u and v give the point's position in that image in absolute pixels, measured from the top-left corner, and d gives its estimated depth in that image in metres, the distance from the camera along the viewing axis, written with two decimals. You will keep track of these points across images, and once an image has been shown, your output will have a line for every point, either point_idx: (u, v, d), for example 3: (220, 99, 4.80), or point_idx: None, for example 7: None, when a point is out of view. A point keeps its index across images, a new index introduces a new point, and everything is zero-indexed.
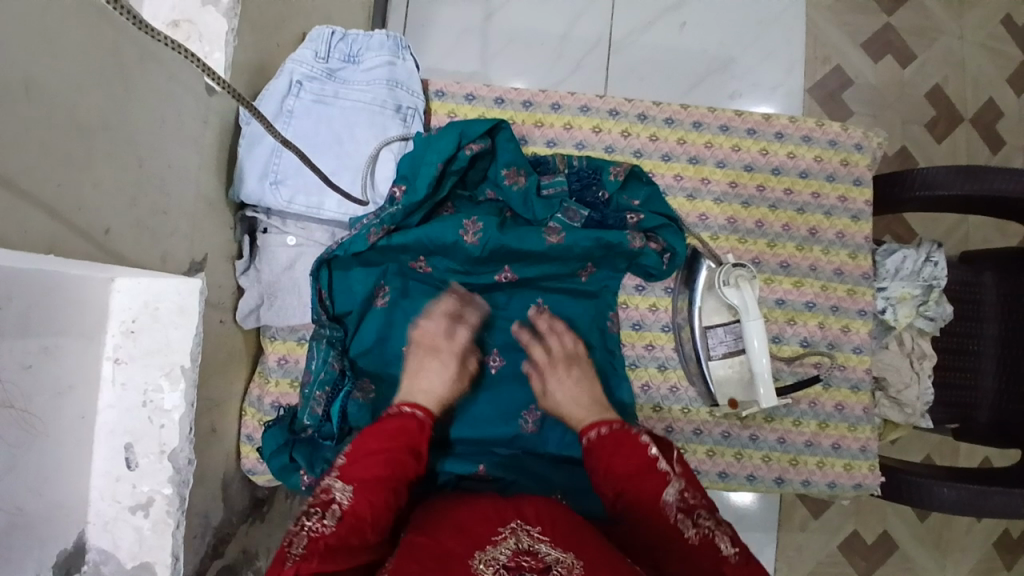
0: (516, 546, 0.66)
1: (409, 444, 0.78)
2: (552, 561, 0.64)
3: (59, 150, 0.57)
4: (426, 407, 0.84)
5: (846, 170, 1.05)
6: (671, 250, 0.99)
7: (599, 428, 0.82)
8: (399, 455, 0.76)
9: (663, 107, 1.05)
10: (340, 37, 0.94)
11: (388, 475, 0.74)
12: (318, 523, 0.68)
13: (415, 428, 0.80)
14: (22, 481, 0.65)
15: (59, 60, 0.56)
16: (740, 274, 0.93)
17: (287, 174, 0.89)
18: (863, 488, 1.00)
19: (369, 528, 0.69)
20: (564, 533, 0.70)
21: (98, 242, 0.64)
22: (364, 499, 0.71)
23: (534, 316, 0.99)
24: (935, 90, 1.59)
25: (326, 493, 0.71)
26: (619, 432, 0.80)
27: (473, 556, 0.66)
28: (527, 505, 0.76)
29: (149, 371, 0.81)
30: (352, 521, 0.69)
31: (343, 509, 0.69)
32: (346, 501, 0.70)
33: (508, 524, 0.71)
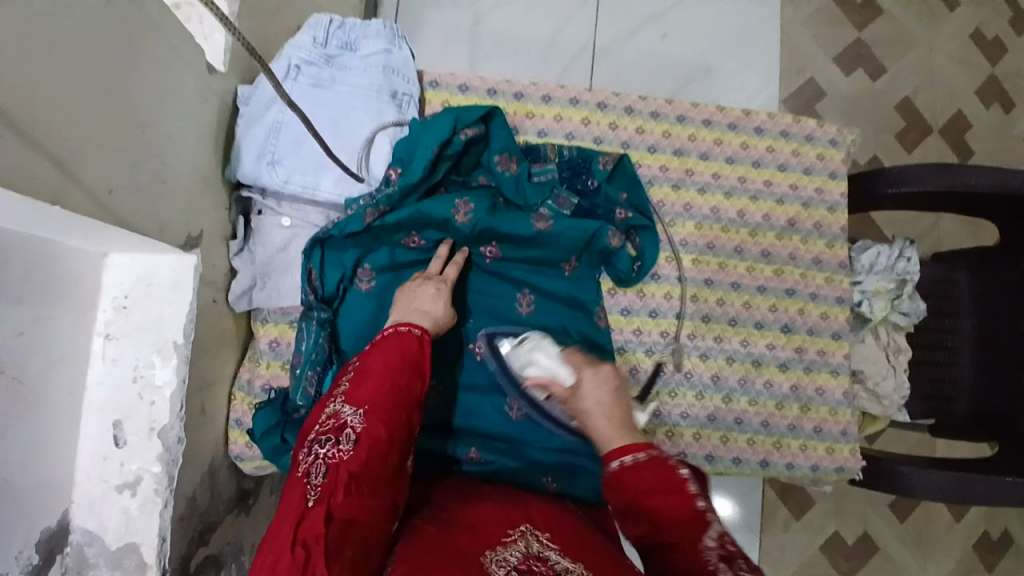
0: (527, 551, 0.62)
1: (414, 366, 0.73)
2: (563, 570, 0.59)
3: (66, 104, 0.58)
4: (422, 326, 0.79)
5: (823, 164, 1.09)
6: (642, 257, 1.03)
7: (633, 453, 0.67)
8: (401, 378, 0.71)
9: (649, 102, 1.09)
10: (337, 25, 0.97)
11: (398, 399, 0.69)
12: (334, 449, 0.64)
13: (415, 350, 0.75)
14: (6, 446, 0.63)
15: (72, 16, 0.57)
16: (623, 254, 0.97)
17: (285, 155, 0.90)
18: (845, 471, 1.03)
19: (388, 451, 0.65)
20: (572, 545, 0.66)
21: (101, 203, 0.64)
22: (376, 423, 0.66)
23: (519, 306, 0.98)
24: (904, 101, 1.67)
25: (335, 417, 0.67)
26: (658, 463, 0.65)
27: (484, 552, 0.61)
28: (536, 511, 0.73)
29: (141, 348, 0.80)
30: (368, 445, 0.64)
31: (359, 433, 0.64)
32: (360, 424, 0.65)
33: (517, 527, 0.67)
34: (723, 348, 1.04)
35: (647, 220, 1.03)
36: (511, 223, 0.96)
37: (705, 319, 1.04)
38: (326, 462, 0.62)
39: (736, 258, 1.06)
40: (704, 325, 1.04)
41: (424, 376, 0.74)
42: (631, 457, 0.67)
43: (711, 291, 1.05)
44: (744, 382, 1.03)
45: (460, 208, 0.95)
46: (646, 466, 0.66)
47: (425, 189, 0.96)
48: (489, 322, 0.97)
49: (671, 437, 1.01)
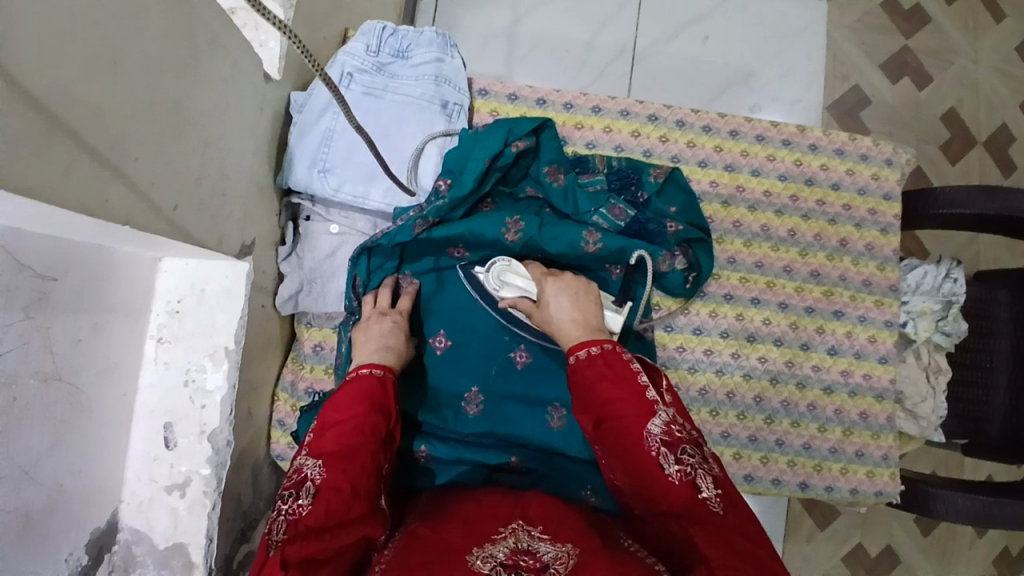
0: (515, 546, 0.65)
1: (375, 404, 0.76)
2: (550, 559, 0.63)
3: (138, 124, 0.58)
4: (383, 364, 0.83)
5: (876, 185, 1.08)
6: (697, 269, 1.02)
7: (588, 347, 0.76)
8: (364, 419, 0.74)
9: (700, 115, 1.07)
10: (390, 32, 0.96)
11: (361, 442, 0.71)
12: (295, 503, 0.65)
13: (376, 390, 0.78)
14: (65, 452, 0.64)
15: (144, 37, 0.57)
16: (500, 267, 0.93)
17: (336, 163, 0.91)
18: (884, 496, 1.02)
19: (349, 499, 0.66)
20: (563, 530, 0.69)
21: (166, 219, 0.65)
22: (336, 471, 0.67)
23: None
24: (952, 112, 1.63)
25: (297, 471, 0.68)
26: (612, 354, 0.74)
27: (469, 551, 0.63)
28: (534, 503, 0.76)
29: (193, 352, 0.81)
30: (328, 496, 0.65)
31: (318, 485, 0.66)
32: (320, 476, 0.67)
33: (509, 524, 0.71)
34: (767, 368, 1.03)
35: (699, 234, 1.00)
36: (561, 240, 0.96)
37: (751, 338, 1.04)
38: (285, 517, 0.64)
39: (784, 278, 1.05)
40: (749, 345, 1.03)
41: (388, 418, 0.77)
42: (586, 351, 0.76)
43: (757, 310, 1.04)
44: (786, 404, 1.03)
45: (511, 226, 0.95)
46: (604, 358, 0.74)
47: (473, 201, 0.96)
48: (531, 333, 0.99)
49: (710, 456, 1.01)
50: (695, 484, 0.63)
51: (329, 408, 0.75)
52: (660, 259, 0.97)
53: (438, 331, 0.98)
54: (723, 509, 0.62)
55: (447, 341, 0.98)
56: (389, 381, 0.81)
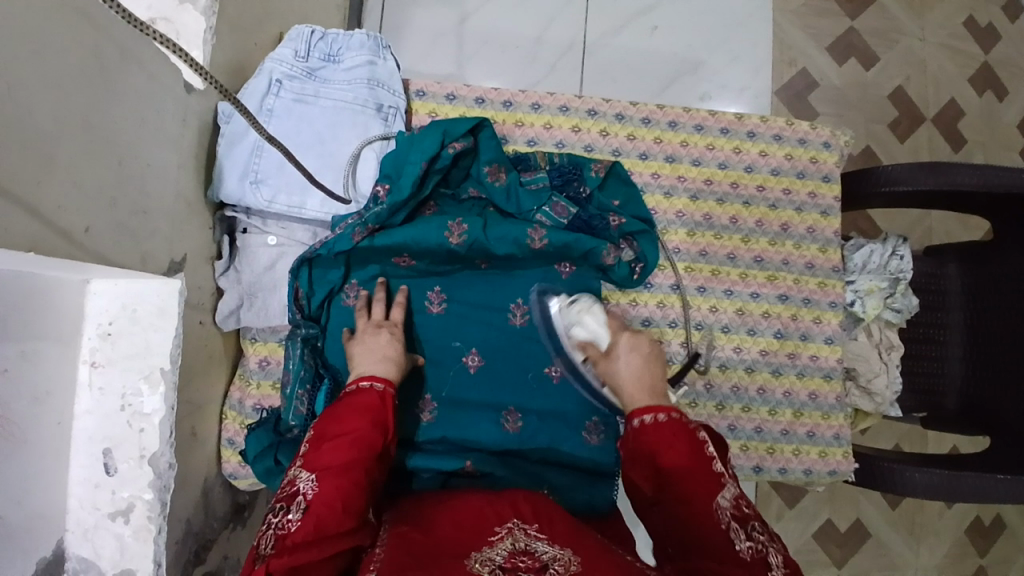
0: (512, 548, 0.64)
1: (377, 418, 0.76)
2: (549, 559, 0.62)
3: (38, 147, 0.56)
4: (384, 377, 0.82)
5: (816, 168, 1.09)
6: (643, 260, 1.02)
7: (653, 414, 0.77)
8: (364, 434, 0.73)
9: (639, 107, 1.07)
10: (319, 36, 0.95)
11: (356, 457, 0.71)
12: (284, 518, 0.65)
13: (377, 404, 0.78)
14: (1, 490, 0.62)
15: (39, 56, 0.55)
16: (581, 307, 0.95)
17: (268, 174, 0.89)
18: (838, 474, 1.04)
19: (341, 514, 0.66)
20: (562, 534, 0.68)
21: (78, 242, 0.63)
22: (329, 486, 0.67)
23: (512, 317, 0.99)
24: (897, 90, 1.65)
25: (290, 485, 0.68)
26: (678, 424, 0.75)
27: (468, 556, 0.63)
28: (521, 502, 0.74)
29: (128, 376, 0.79)
30: (318, 512, 0.65)
31: (308, 499, 0.66)
32: (311, 491, 0.67)
33: (504, 525, 0.70)
34: (717, 355, 1.04)
35: (642, 225, 1.01)
36: (504, 241, 0.96)
37: (698, 326, 1.04)
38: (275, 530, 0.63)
39: (728, 265, 1.06)
40: (698, 333, 1.04)
41: (385, 434, 0.76)
42: (653, 416, 0.77)
43: (704, 298, 1.05)
44: (736, 389, 1.04)
45: (455, 230, 0.94)
46: (672, 429, 0.76)
47: (414, 204, 0.95)
48: (481, 336, 0.98)
49: None
50: (766, 564, 0.61)
51: (328, 422, 0.74)
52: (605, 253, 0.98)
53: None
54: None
55: None
56: (390, 395, 0.80)
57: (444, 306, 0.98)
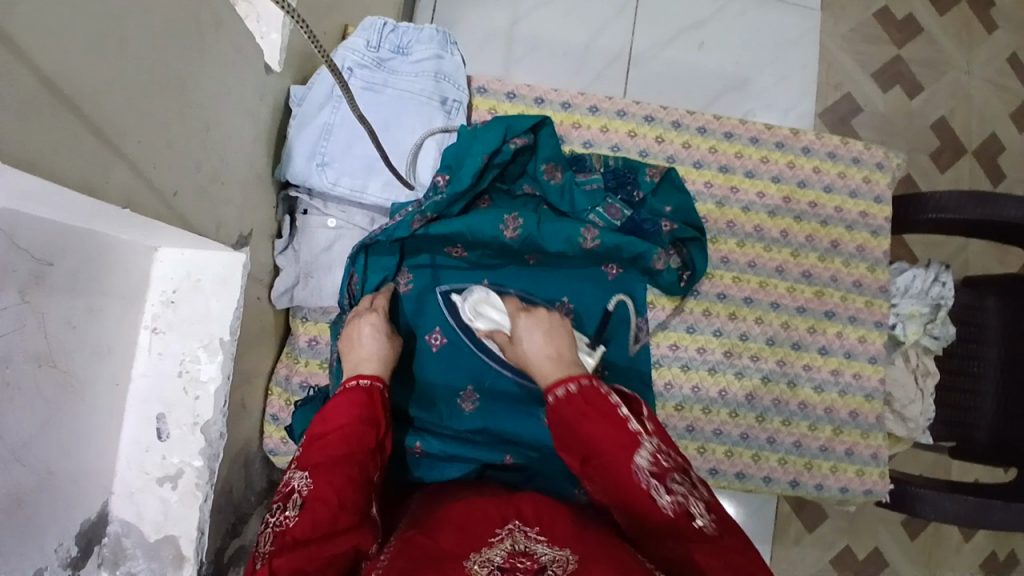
0: (512, 549, 0.65)
1: (365, 412, 0.76)
2: (547, 561, 0.63)
3: (140, 106, 0.58)
4: (372, 373, 0.82)
5: (868, 188, 1.10)
6: (691, 267, 1.02)
7: (563, 385, 0.73)
8: (352, 429, 0.74)
9: (696, 116, 1.09)
10: (390, 29, 0.97)
11: (345, 453, 0.72)
12: (282, 515, 0.66)
13: (365, 399, 0.78)
14: (56, 437, 0.64)
15: (149, 18, 0.57)
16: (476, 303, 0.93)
17: (334, 157, 0.91)
18: (873, 495, 1.04)
19: (336, 507, 0.66)
20: (563, 533, 0.69)
21: (168, 205, 0.65)
22: (323, 481, 0.68)
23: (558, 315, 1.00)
24: (941, 121, 1.66)
25: (284, 485, 0.69)
26: (588, 389, 0.72)
27: (467, 556, 0.64)
28: (527, 505, 0.75)
29: (186, 342, 0.81)
30: (314, 506, 0.65)
31: (302, 495, 0.67)
32: (305, 487, 0.68)
33: (506, 526, 0.71)
34: (759, 367, 1.04)
35: (693, 232, 1.01)
36: (557, 238, 0.97)
37: (744, 337, 1.04)
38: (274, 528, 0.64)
39: (776, 278, 1.06)
40: (743, 344, 1.04)
41: (378, 427, 0.77)
42: (564, 389, 0.73)
43: (750, 309, 1.05)
44: (777, 402, 1.04)
45: (509, 224, 0.96)
46: (571, 396, 0.72)
47: (470, 197, 0.97)
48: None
49: (702, 453, 1.01)
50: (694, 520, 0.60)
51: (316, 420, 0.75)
52: (655, 257, 0.99)
53: (435, 328, 0.97)
54: (721, 540, 0.59)
55: (442, 338, 0.97)
56: (377, 389, 0.81)
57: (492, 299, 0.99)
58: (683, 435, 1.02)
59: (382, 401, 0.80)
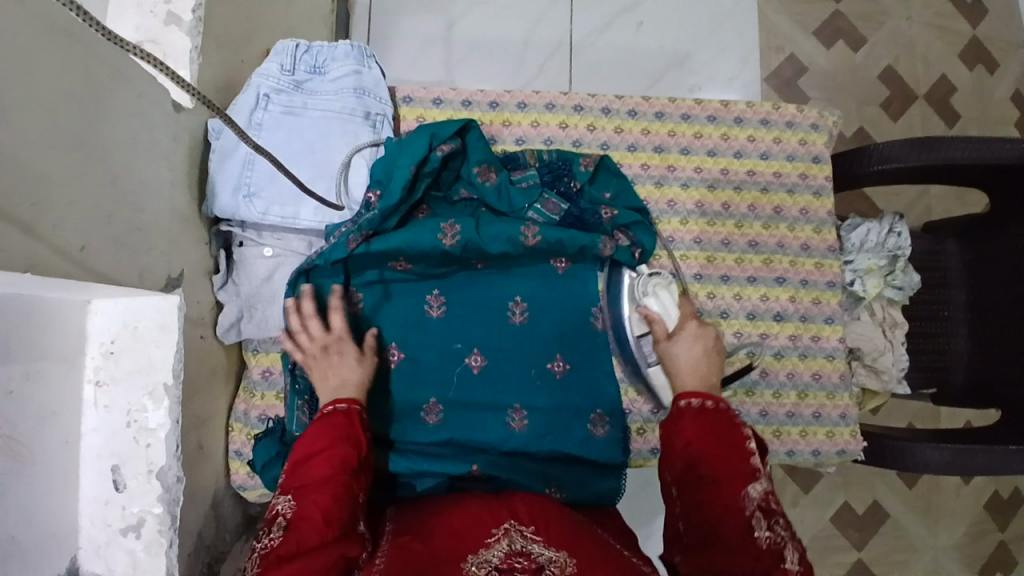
0: (509, 549, 0.67)
1: (348, 434, 0.78)
2: (546, 561, 0.65)
3: (30, 170, 0.58)
4: (351, 397, 0.83)
5: (805, 150, 1.09)
6: (641, 247, 1.02)
7: (701, 398, 0.83)
8: (335, 450, 0.75)
9: (625, 100, 1.08)
10: (304, 49, 0.96)
11: (329, 474, 0.74)
12: (268, 539, 0.69)
13: (347, 421, 0.79)
14: (11, 508, 0.63)
15: (25, 82, 0.57)
16: (657, 281, 0.98)
17: (261, 186, 0.90)
18: (846, 454, 1.04)
19: (321, 527, 0.69)
20: (557, 533, 0.71)
21: (75, 260, 0.65)
22: (308, 502, 0.71)
23: (512, 316, 1.00)
24: (886, 70, 1.65)
25: (270, 510, 0.72)
26: (721, 413, 0.81)
27: (465, 559, 0.67)
28: (521, 505, 0.76)
29: (132, 392, 0.79)
30: (299, 525, 0.69)
31: (287, 517, 0.70)
32: (290, 510, 0.71)
33: (502, 525, 0.72)
34: None
35: (636, 216, 1.02)
36: (498, 240, 0.97)
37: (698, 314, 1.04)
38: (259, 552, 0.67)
39: (723, 251, 1.06)
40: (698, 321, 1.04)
41: (359, 445, 0.78)
42: (700, 401, 0.82)
43: (701, 286, 1.05)
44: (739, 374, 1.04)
45: (448, 231, 0.95)
46: (711, 411, 0.81)
47: (406, 209, 0.96)
48: (481, 336, 0.99)
49: None
50: (781, 552, 0.67)
51: (300, 443, 0.77)
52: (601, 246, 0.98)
53: (390, 345, 0.96)
54: None
55: (399, 354, 0.96)
56: (356, 411, 0.81)
57: (443, 309, 0.99)
58: (648, 418, 1.02)
59: (362, 422, 0.81)
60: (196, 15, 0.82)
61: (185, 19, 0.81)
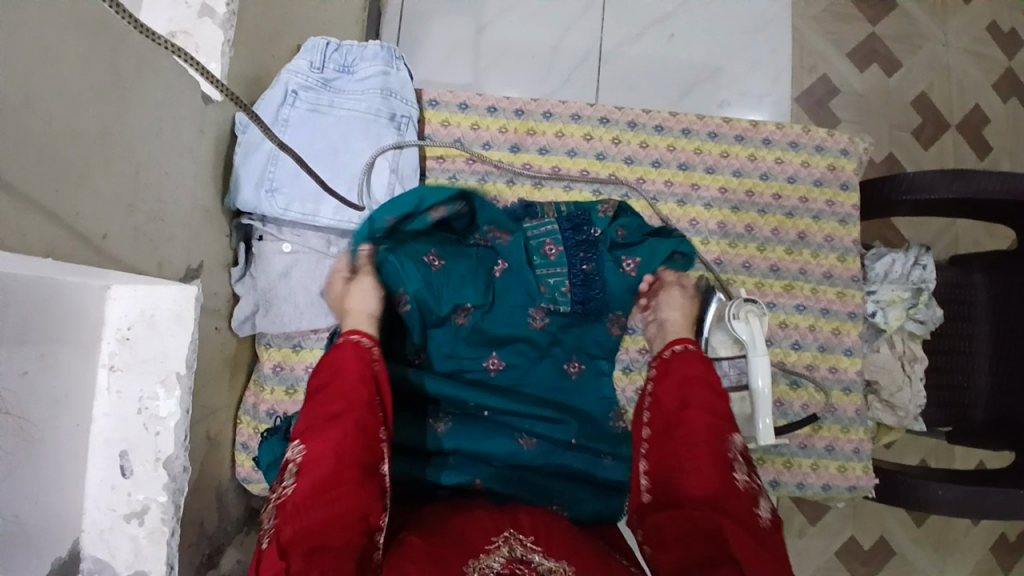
0: (510, 555, 0.68)
1: (358, 369, 0.79)
2: (545, 571, 0.66)
3: (56, 154, 0.59)
4: (361, 331, 0.84)
5: (833, 175, 1.08)
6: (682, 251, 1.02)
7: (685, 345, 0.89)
8: (346, 385, 0.77)
9: (653, 115, 1.07)
10: (334, 48, 0.96)
11: (336, 411, 0.74)
12: (282, 486, 0.69)
13: (353, 356, 0.80)
14: (21, 484, 0.61)
15: (55, 70, 0.58)
16: (751, 308, 0.93)
17: (283, 182, 0.91)
18: (858, 489, 1.02)
19: (332, 466, 0.69)
20: (555, 542, 0.71)
21: (95, 247, 0.67)
22: (316, 442, 0.71)
23: (532, 320, 0.98)
24: (920, 97, 1.62)
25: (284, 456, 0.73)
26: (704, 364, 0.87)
27: (466, 562, 0.66)
28: (523, 514, 0.76)
29: (145, 380, 0.77)
30: (309, 467, 0.69)
31: (299, 462, 0.70)
32: (300, 454, 0.71)
33: (502, 533, 0.71)
34: None
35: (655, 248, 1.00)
36: (517, 275, 0.98)
37: None
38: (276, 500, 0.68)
39: (744, 274, 1.05)
40: None
41: (369, 382, 0.78)
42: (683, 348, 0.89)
43: None
44: None
45: (462, 310, 0.96)
46: (701, 362, 0.86)
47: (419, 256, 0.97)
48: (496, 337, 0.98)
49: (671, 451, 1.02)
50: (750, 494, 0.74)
51: (316, 378, 0.79)
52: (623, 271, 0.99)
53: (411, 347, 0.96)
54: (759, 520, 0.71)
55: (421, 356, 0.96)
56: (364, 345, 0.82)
57: (468, 317, 0.96)
58: None
59: (370, 355, 0.82)
60: (229, 9, 0.83)
61: (218, 13, 0.82)
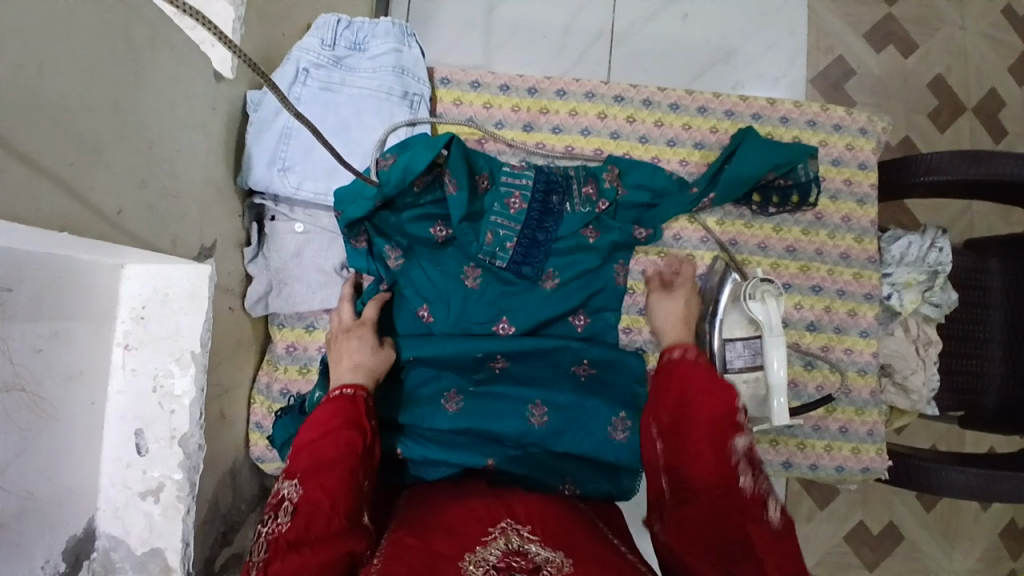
0: (506, 548, 0.66)
1: (355, 421, 0.76)
2: (542, 561, 0.64)
3: (72, 128, 0.59)
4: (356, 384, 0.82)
5: (851, 155, 1.06)
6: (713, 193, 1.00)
7: (684, 352, 0.82)
8: (341, 434, 0.74)
9: (668, 93, 1.06)
10: (346, 25, 0.95)
11: (335, 458, 0.72)
12: (274, 523, 0.67)
13: (351, 408, 0.78)
14: (35, 462, 0.61)
15: (70, 43, 0.57)
16: (767, 288, 0.92)
17: (296, 161, 0.92)
18: (871, 472, 1.01)
19: (328, 508, 0.67)
20: (551, 535, 0.70)
21: (110, 222, 0.66)
22: (313, 486, 0.69)
23: (542, 285, 0.99)
24: (937, 79, 1.60)
25: (275, 494, 0.70)
26: (702, 364, 0.79)
27: (462, 556, 0.65)
28: (520, 506, 0.76)
29: (159, 357, 0.77)
30: (306, 511, 0.66)
31: (294, 502, 0.67)
32: (295, 494, 0.68)
33: (498, 525, 0.71)
34: None
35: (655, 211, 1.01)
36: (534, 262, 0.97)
37: None
38: (267, 537, 0.65)
39: (759, 255, 1.04)
40: None
41: (364, 432, 0.77)
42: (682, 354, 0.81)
43: None
44: None
45: (469, 273, 0.98)
46: (702, 369, 0.79)
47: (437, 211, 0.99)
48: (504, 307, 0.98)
49: None
50: (765, 504, 0.66)
51: (310, 421, 0.76)
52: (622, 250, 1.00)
53: (422, 305, 0.97)
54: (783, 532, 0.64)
55: (429, 315, 0.97)
56: (360, 397, 0.80)
57: (478, 280, 0.98)
58: None
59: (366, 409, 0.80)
60: None
61: None
